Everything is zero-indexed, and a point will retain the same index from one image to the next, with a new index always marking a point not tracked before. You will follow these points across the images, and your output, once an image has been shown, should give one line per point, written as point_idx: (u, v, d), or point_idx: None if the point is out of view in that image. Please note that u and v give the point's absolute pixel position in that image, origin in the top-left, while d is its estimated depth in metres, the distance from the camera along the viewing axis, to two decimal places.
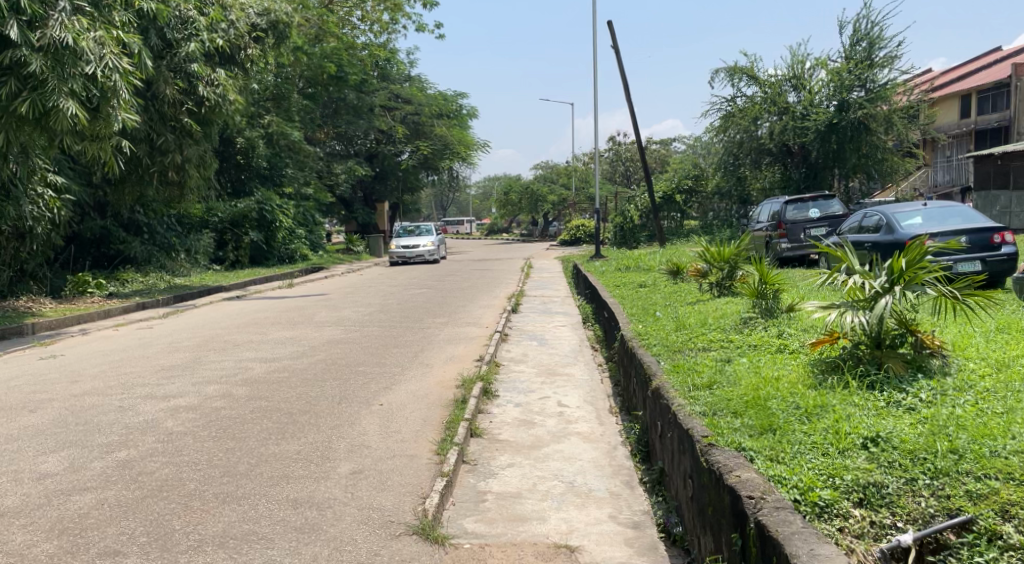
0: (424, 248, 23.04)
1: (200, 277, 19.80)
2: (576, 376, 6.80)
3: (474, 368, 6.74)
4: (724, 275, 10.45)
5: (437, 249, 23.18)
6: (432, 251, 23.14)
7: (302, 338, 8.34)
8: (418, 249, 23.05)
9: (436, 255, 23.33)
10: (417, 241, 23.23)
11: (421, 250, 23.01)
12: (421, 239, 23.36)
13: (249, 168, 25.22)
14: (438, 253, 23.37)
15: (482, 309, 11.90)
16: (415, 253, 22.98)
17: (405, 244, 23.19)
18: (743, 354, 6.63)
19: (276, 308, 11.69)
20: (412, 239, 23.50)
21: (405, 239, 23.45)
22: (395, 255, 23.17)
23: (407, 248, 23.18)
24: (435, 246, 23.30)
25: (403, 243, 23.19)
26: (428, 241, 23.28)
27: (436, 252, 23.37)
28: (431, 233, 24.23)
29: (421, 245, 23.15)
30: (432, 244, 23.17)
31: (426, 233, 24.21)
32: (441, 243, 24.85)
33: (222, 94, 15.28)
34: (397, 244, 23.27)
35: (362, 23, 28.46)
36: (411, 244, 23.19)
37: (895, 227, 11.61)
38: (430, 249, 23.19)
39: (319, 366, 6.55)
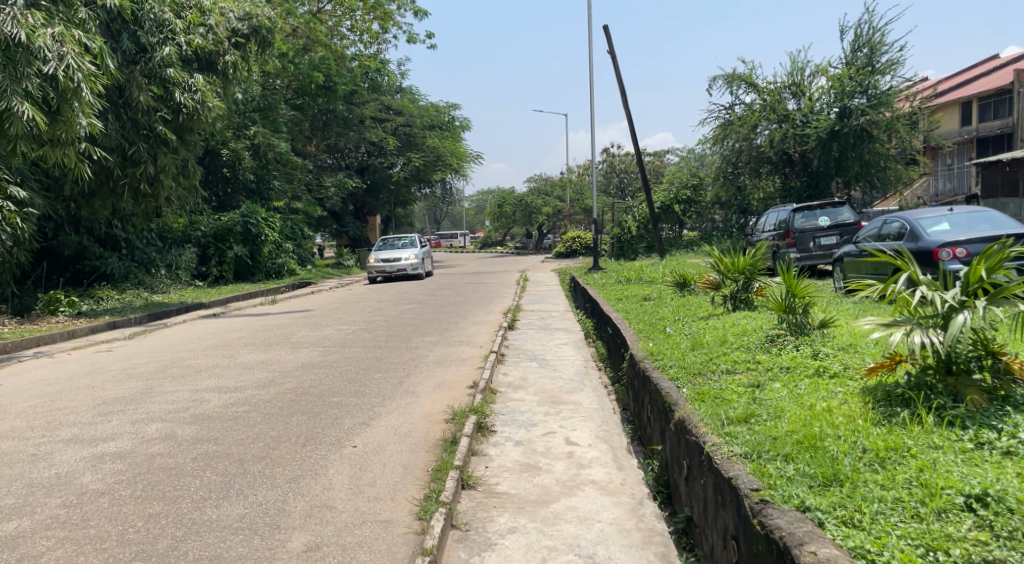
0: (407, 261, 21.93)
1: (180, 293, 18.75)
2: (585, 405, 5.89)
3: (467, 397, 5.83)
4: (739, 288, 9.60)
5: (420, 262, 22.03)
6: (416, 264, 22.00)
7: (273, 362, 7.43)
8: (400, 262, 21.96)
9: (420, 269, 22.25)
10: (400, 254, 22.15)
11: (404, 263, 21.91)
12: (403, 252, 22.25)
13: (235, 181, 24.38)
14: (423, 267, 22.28)
15: (475, 326, 10.97)
16: (397, 266, 21.86)
17: (386, 257, 22.08)
18: (776, 380, 5.75)
19: (253, 327, 10.77)
20: (393, 253, 22.40)
21: (388, 253, 22.37)
22: (375, 270, 21.97)
23: (389, 262, 22.03)
24: (418, 259, 22.19)
25: (384, 257, 22.05)
26: (411, 254, 22.23)
27: (420, 267, 22.30)
28: (414, 246, 23.18)
29: (403, 259, 22.06)
30: (416, 257, 22.15)
31: (409, 246, 23.12)
32: (428, 256, 23.86)
33: (200, 100, 14.37)
34: (376, 258, 22.08)
35: (350, 33, 27.75)
36: (393, 258, 22.07)
37: (921, 234, 10.72)
38: (413, 262, 22.13)
39: (287, 397, 5.66)
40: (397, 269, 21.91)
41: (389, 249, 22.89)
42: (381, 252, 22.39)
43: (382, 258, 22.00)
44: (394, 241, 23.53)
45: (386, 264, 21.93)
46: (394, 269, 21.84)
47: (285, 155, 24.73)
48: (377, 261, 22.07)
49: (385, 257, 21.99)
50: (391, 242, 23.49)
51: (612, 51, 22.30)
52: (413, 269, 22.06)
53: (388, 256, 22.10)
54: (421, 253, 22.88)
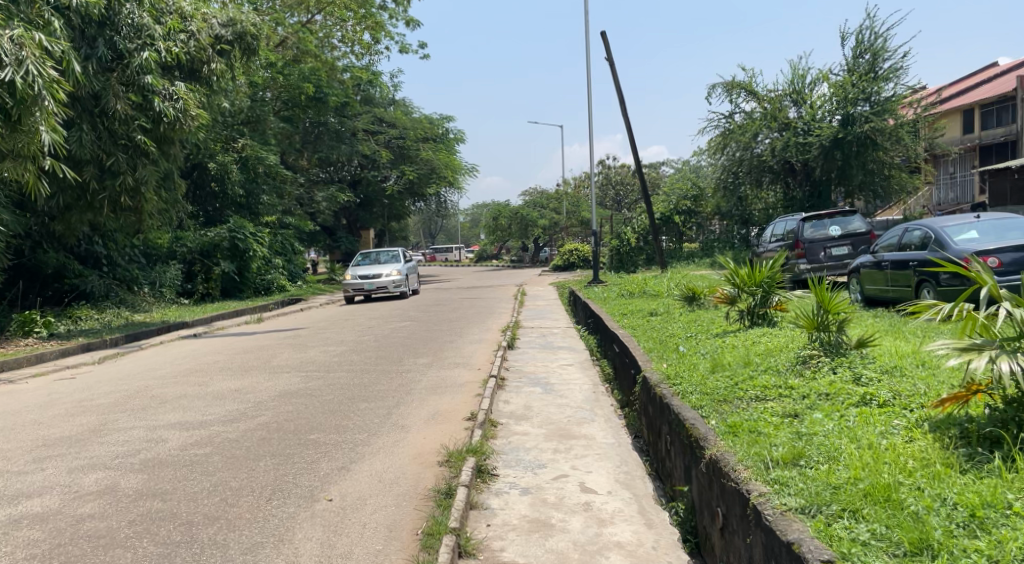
0: (388, 277, 20.42)
1: (163, 311, 17.92)
2: (599, 440, 5.16)
3: (464, 432, 5.10)
4: (756, 302, 8.88)
5: (403, 278, 20.67)
6: (396, 279, 20.68)
7: (248, 390, 6.69)
8: (380, 278, 20.50)
9: (402, 287, 20.77)
10: (380, 270, 20.74)
11: (386, 279, 20.53)
12: (383, 268, 20.91)
13: (224, 197, 23.51)
14: (405, 284, 20.80)
15: (471, 346, 10.23)
16: (377, 282, 20.39)
17: (365, 273, 20.61)
18: (818, 411, 5.03)
19: (234, 348, 10.01)
20: (373, 269, 20.97)
21: (366, 269, 20.96)
22: (352, 287, 20.34)
23: (368, 279, 20.51)
24: (400, 276, 20.86)
25: (362, 272, 20.55)
26: (393, 271, 20.81)
27: (402, 283, 20.84)
28: (395, 262, 21.76)
29: (385, 275, 20.61)
30: (398, 273, 20.73)
31: (391, 262, 21.73)
32: (411, 270, 22.64)
33: (182, 108, 13.70)
34: (355, 273, 20.58)
35: (342, 45, 27.13)
36: (372, 274, 20.59)
37: (947, 244, 10.05)
38: (395, 278, 20.68)
39: (258, 435, 4.93)
40: (377, 285, 20.35)
41: (368, 266, 21.43)
42: (359, 268, 20.92)
43: (360, 273, 20.53)
44: (374, 258, 22.12)
45: (365, 280, 20.41)
46: (373, 285, 20.28)
47: (275, 167, 23.96)
48: (354, 276, 20.57)
49: (363, 272, 20.50)
50: (370, 259, 22.06)
51: (610, 58, 21.68)
52: (394, 286, 20.55)
53: (367, 271, 20.64)
54: (404, 270, 21.61)
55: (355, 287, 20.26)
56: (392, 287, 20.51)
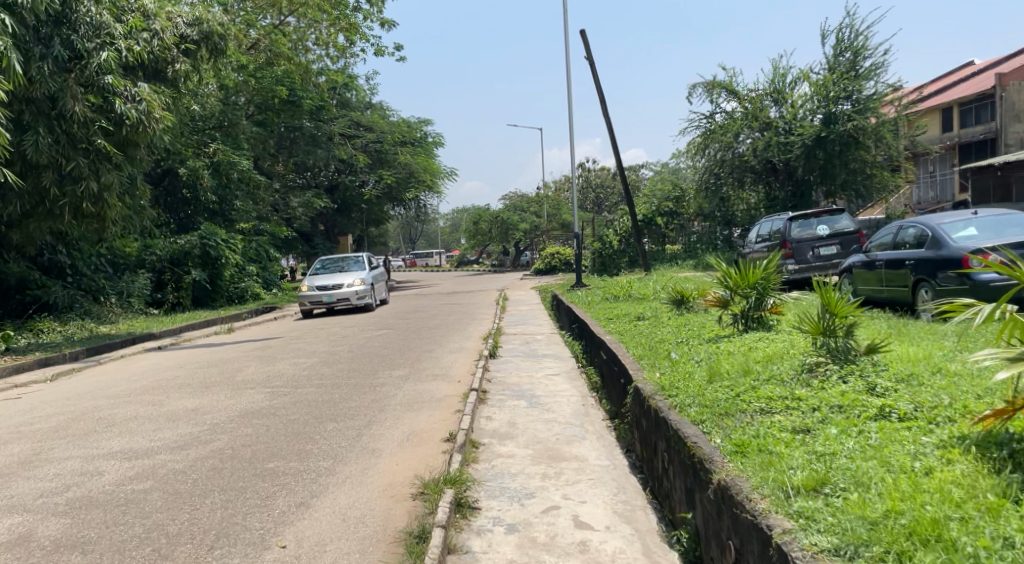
0: (350, 287, 17.61)
1: (131, 322, 17.12)
2: (593, 462, 4.65)
3: (442, 456, 4.57)
4: (751, 305, 8.41)
5: (368, 289, 17.93)
6: (361, 291, 17.94)
7: (206, 410, 6.11)
8: (342, 289, 17.69)
9: (367, 298, 17.99)
10: (341, 279, 17.92)
11: (348, 290, 17.76)
12: (345, 277, 18.14)
13: (196, 203, 22.78)
14: (370, 295, 18.08)
15: (452, 355, 9.69)
16: (338, 293, 17.59)
17: (323, 283, 17.77)
18: (833, 426, 4.57)
19: (197, 362, 9.39)
20: (333, 278, 18.13)
21: (325, 279, 18.17)
22: (309, 299, 17.58)
23: (327, 290, 17.76)
24: (365, 286, 18.10)
25: (320, 283, 17.76)
26: (357, 280, 18.03)
27: (368, 294, 18.07)
28: (360, 270, 18.88)
29: (347, 285, 17.80)
30: (363, 283, 18.02)
31: (354, 269, 18.88)
32: (380, 279, 19.92)
33: (145, 110, 13.07)
34: (313, 284, 17.84)
35: (316, 48, 26.49)
36: (332, 284, 17.75)
37: (945, 242, 9.62)
38: (358, 288, 17.92)
39: (210, 465, 4.38)
40: (338, 297, 17.55)
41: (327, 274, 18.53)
42: (317, 277, 18.04)
43: (319, 284, 17.72)
44: (335, 265, 19.17)
45: (324, 291, 17.60)
46: (333, 298, 17.57)
47: (248, 172, 23.23)
48: (311, 288, 17.75)
49: (322, 282, 17.67)
50: (330, 266, 19.10)
51: (590, 58, 21.25)
52: (357, 297, 17.81)
53: (327, 281, 17.82)
54: (370, 279, 18.85)
55: (311, 300, 17.44)
56: (355, 299, 17.74)
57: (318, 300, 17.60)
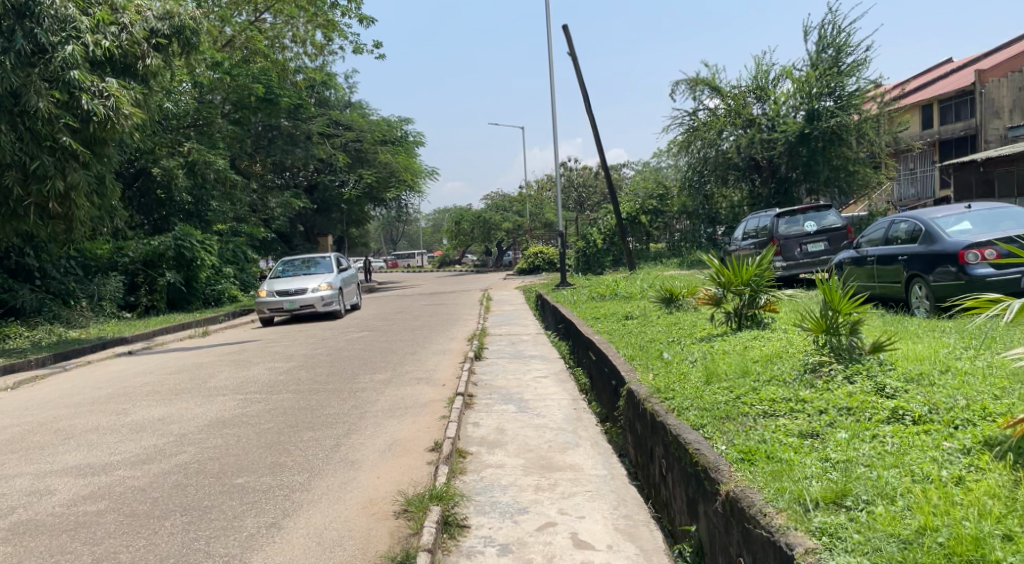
0: (315, 292, 15.58)
1: (104, 326, 16.61)
2: (591, 473, 4.34)
3: (429, 468, 4.24)
4: (744, 302, 8.15)
5: (335, 293, 15.86)
6: (327, 295, 15.85)
7: (174, 418, 5.74)
8: (305, 294, 15.61)
9: (335, 303, 15.94)
10: (304, 282, 15.84)
11: (311, 295, 15.65)
12: (309, 280, 16.04)
13: (170, 204, 22.24)
14: (338, 300, 16.07)
15: (435, 358, 9.35)
16: (301, 299, 15.51)
17: (284, 288, 15.67)
18: (843, 430, 4.30)
19: (168, 367, 8.99)
20: (295, 281, 16.06)
21: (286, 283, 16.02)
22: (268, 306, 15.48)
23: (288, 295, 15.66)
24: (332, 290, 16.03)
25: (282, 287, 15.70)
26: (323, 283, 15.94)
27: (336, 299, 16.01)
28: (327, 272, 16.78)
29: (311, 290, 15.74)
30: (330, 287, 15.99)
31: (320, 271, 16.82)
32: (349, 282, 17.91)
33: (114, 106, 12.52)
34: (272, 289, 15.71)
35: (293, 45, 25.99)
36: (295, 289, 15.68)
37: (939, 236, 9.41)
38: (325, 293, 15.87)
39: (173, 481, 4.02)
40: (301, 303, 15.47)
41: (289, 277, 16.41)
42: (276, 281, 15.94)
43: (279, 289, 15.62)
44: (298, 267, 17.02)
45: (284, 297, 15.53)
46: (295, 304, 15.48)
47: (224, 172, 22.70)
48: (270, 293, 15.65)
49: (282, 287, 15.56)
50: (293, 269, 16.95)
51: (573, 53, 20.98)
52: (324, 304, 15.79)
53: (288, 285, 15.72)
54: (338, 282, 16.84)
55: (270, 307, 15.37)
56: (322, 305, 15.66)
57: (278, 307, 15.51)
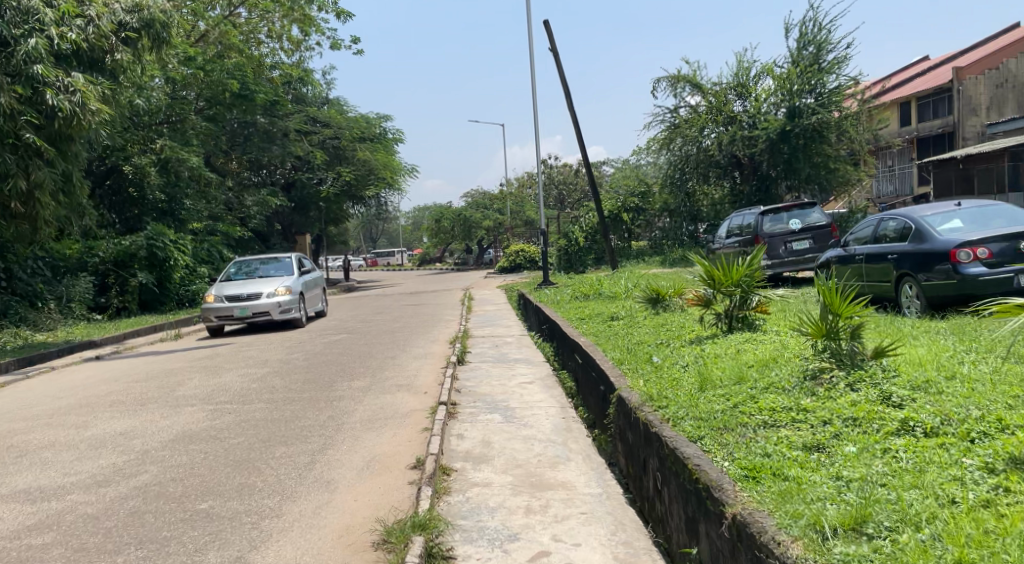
0: (270, 297, 13.58)
1: (72, 328, 16.10)
2: (585, 492, 4.06)
3: (411, 489, 3.93)
4: (735, 303, 7.90)
5: (294, 297, 13.86)
6: (284, 301, 13.82)
7: (136, 432, 5.38)
8: (259, 300, 13.60)
9: (293, 310, 13.92)
10: (259, 286, 13.82)
11: (266, 300, 13.61)
12: (264, 283, 14.02)
13: (143, 202, 21.67)
14: (297, 307, 14.05)
15: (416, 362, 9.03)
16: (254, 306, 13.48)
17: (235, 292, 13.62)
18: (852, 443, 4.06)
19: (136, 373, 8.58)
20: (248, 284, 14.04)
21: (238, 286, 13.99)
22: (216, 313, 13.43)
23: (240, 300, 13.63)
24: (290, 294, 14.01)
25: (232, 291, 13.67)
26: (280, 287, 13.92)
27: (295, 305, 14.00)
28: (286, 275, 14.72)
29: (266, 295, 13.70)
30: (288, 291, 13.97)
31: (278, 273, 14.81)
32: (312, 286, 15.88)
33: (80, 102, 12.02)
34: (221, 293, 13.69)
35: (269, 41, 25.51)
36: (248, 293, 13.67)
37: (929, 235, 9.24)
38: (281, 299, 13.84)
39: (131, 507, 3.69)
40: (254, 310, 13.45)
41: (242, 280, 14.34)
42: (227, 284, 13.89)
43: (229, 293, 13.58)
44: (253, 269, 14.93)
45: (235, 302, 13.48)
46: (247, 310, 13.44)
47: (199, 169, 22.16)
48: (219, 298, 13.61)
49: (233, 291, 13.52)
50: (247, 270, 14.85)
51: (554, 50, 20.72)
52: (280, 311, 13.77)
53: (240, 289, 13.69)
54: (299, 285, 14.79)
55: (218, 314, 13.32)
56: (278, 313, 13.65)
57: (227, 314, 13.47)
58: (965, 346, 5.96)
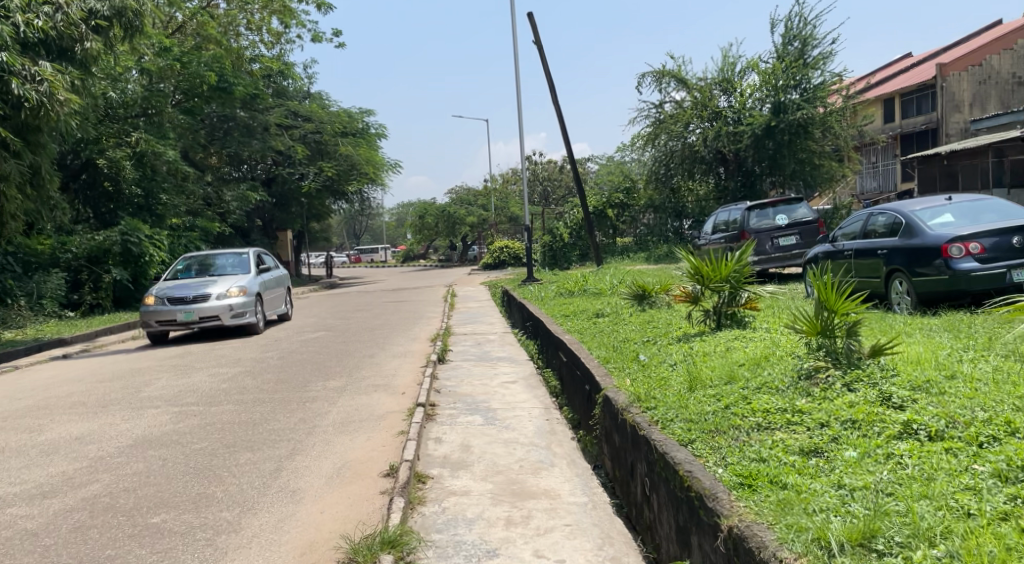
0: (220, 299, 11.85)
1: (42, 327, 15.64)
2: (570, 502, 3.81)
3: (383, 500, 3.65)
4: (724, 299, 7.66)
5: (247, 299, 12.12)
6: (237, 303, 12.09)
7: (91, 438, 5.05)
8: (207, 301, 11.88)
9: (247, 314, 12.23)
10: (207, 286, 12.09)
11: (215, 302, 11.87)
12: (215, 282, 12.29)
13: (119, 197, 21.22)
14: (252, 310, 12.33)
15: (395, 361, 8.72)
16: (202, 309, 11.78)
17: (179, 293, 11.87)
18: (854, 447, 3.82)
19: (101, 373, 8.21)
20: (195, 283, 12.29)
21: (184, 285, 12.23)
22: (156, 317, 11.69)
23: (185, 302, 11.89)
24: (244, 295, 12.28)
25: (176, 291, 11.92)
26: (233, 288, 12.19)
27: (249, 309, 12.31)
28: (241, 273, 13.03)
29: (215, 296, 11.97)
30: (242, 291, 12.25)
31: (232, 270, 13.09)
32: (274, 285, 14.21)
33: (48, 92, 11.60)
34: (163, 293, 11.93)
35: (248, 33, 25.23)
36: (194, 294, 11.91)
37: (919, 229, 9.06)
38: (234, 300, 12.12)
39: (75, 523, 3.39)
40: (201, 313, 11.71)
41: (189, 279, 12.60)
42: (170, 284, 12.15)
43: (172, 294, 11.84)
44: (203, 266, 13.20)
45: (178, 305, 11.74)
46: (193, 314, 11.70)
47: (175, 163, 21.63)
48: (160, 300, 11.88)
49: (177, 292, 11.81)
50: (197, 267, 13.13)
51: (539, 42, 20.40)
52: (232, 315, 12.03)
53: (184, 289, 11.96)
54: (257, 284, 13.07)
55: (158, 319, 11.58)
56: (229, 317, 11.93)
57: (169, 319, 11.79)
58: (960, 343, 5.77)
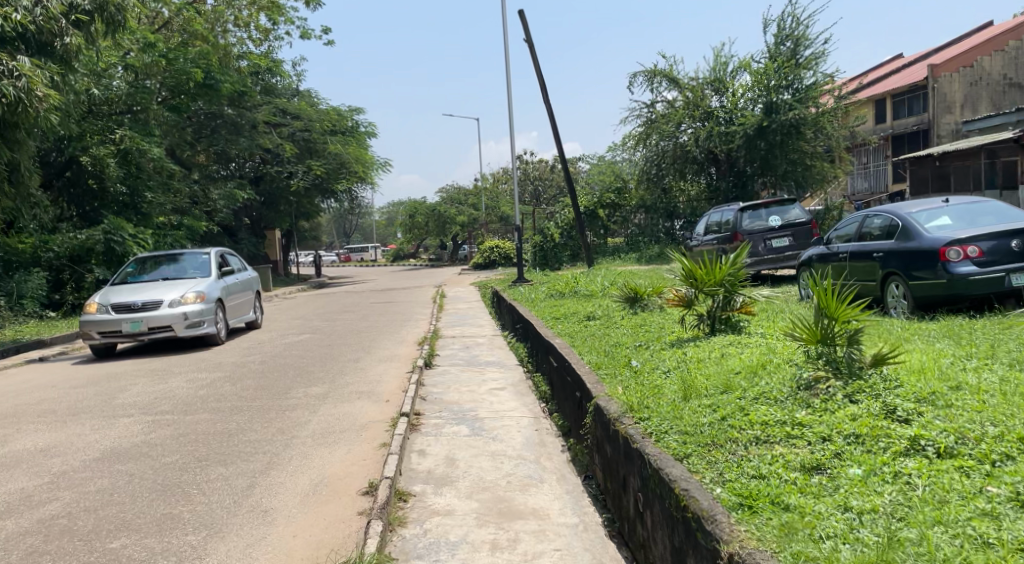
0: (172, 307, 11.28)
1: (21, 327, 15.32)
2: (559, 522, 3.62)
3: (359, 523, 3.43)
4: (717, 303, 7.48)
5: (201, 306, 11.55)
6: (191, 311, 11.52)
7: (56, 450, 4.80)
8: (159, 310, 11.31)
9: (204, 323, 11.67)
10: (160, 293, 11.52)
11: (166, 310, 11.30)
12: (168, 288, 11.73)
13: (104, 195, 20.86)
14: (209, 318, 11.76)
15: (379, 366, 8.50)
16: (152, 319, 11.21)
17: (127, 301, 11.30)
18: (859, 464, 3.61)
19: (74, 378, 7.94)
20: (147, 290, 11.73)
21: (134, 291, 11.66)
22: (101, 327, 11.12)
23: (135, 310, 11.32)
24: (199, 302, 11.72)
25: (124, 299, 11.36)
26: (188, 294, 11.63)
27: (205, 317, 11.74)
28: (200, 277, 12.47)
29: (168, 304, 11.39)
30: (197, 298, 11.69)
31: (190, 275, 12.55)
32: (239, 290, 13.71)
33: (26, 88, 11.27)
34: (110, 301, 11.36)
35: (236, 30, 24.79)
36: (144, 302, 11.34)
37: (916, 231, 8.90)
38: (188, 308, 11.55)
39: (28, 549, 3.15)
40: (150, 323, 11.14)
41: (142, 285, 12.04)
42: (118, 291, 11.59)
43: (121, 302, 11.27)
44: (158, 270, 12.64)
45: (126, 314, 11.17)
46: (141, 324, 11.12)
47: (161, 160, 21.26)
48: (109, 309, 11.31)
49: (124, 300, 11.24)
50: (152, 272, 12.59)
51: (530, 41, 20.13)
52: (186, 324, 11.46)
53: (135, 296, 11.39)
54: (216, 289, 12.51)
55: (102, 330, 11.01)
56: (184, 327, 11.38)
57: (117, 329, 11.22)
58: (961, 351, 5.59)
